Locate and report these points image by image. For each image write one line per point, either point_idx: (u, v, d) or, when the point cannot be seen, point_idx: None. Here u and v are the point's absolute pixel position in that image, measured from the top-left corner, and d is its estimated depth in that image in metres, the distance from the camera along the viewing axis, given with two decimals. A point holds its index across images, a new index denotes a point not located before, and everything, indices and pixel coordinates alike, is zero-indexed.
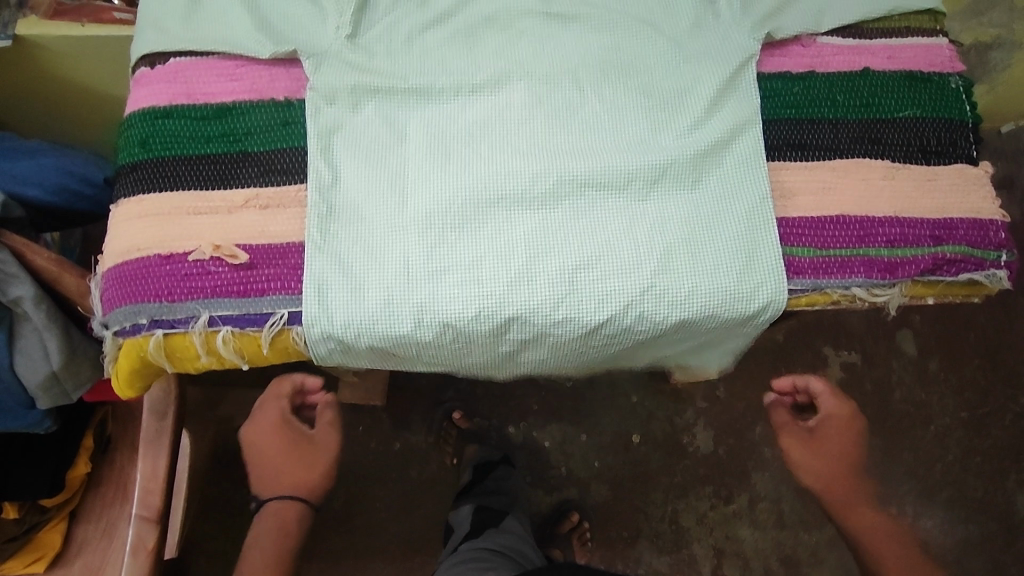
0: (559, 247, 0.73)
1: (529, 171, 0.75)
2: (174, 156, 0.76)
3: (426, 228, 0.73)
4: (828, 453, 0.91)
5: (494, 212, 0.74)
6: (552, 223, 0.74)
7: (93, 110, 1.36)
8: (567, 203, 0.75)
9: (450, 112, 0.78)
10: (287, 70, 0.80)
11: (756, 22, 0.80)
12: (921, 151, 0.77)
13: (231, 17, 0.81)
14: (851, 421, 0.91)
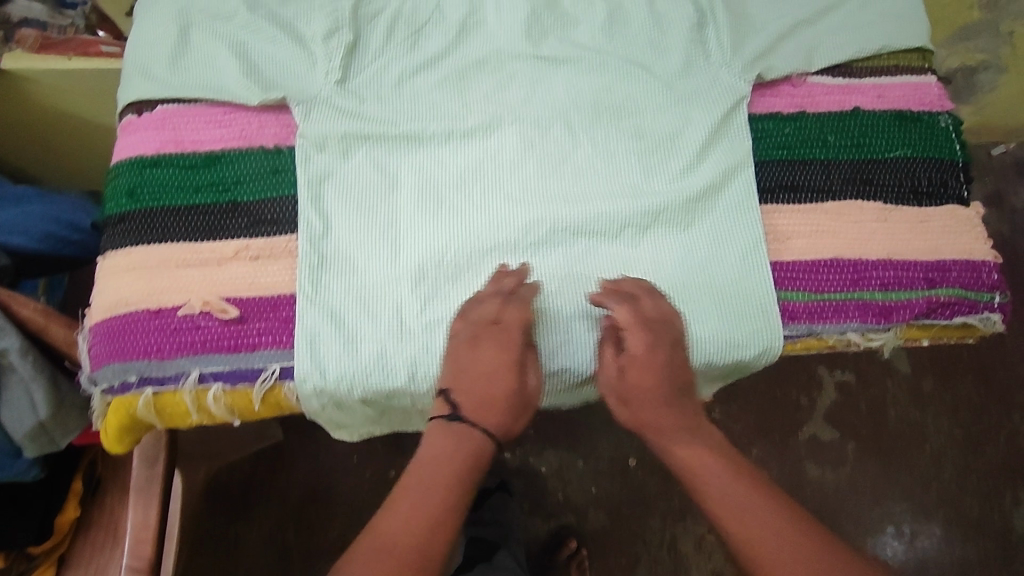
0: (553, 296, 0.73)
1: (521, 221, 0.75)
2: (164, 206, 0.75)
3: (418, 279, 0.73)
4: (644, 399, 0.66)
5: (487, 261, 0.74)
6: (545, 271, 0.74)
7: (84, 149, 1.36)
8: (560, 252, 0.75)
9: (441, 158, 0.78)
10: (277, 116, 0.79)
11: (746, 63, 0.81)
12: (913, 192, 0.77)
13: (220, 63, 0.80)
14: (648, 359, 0.66)
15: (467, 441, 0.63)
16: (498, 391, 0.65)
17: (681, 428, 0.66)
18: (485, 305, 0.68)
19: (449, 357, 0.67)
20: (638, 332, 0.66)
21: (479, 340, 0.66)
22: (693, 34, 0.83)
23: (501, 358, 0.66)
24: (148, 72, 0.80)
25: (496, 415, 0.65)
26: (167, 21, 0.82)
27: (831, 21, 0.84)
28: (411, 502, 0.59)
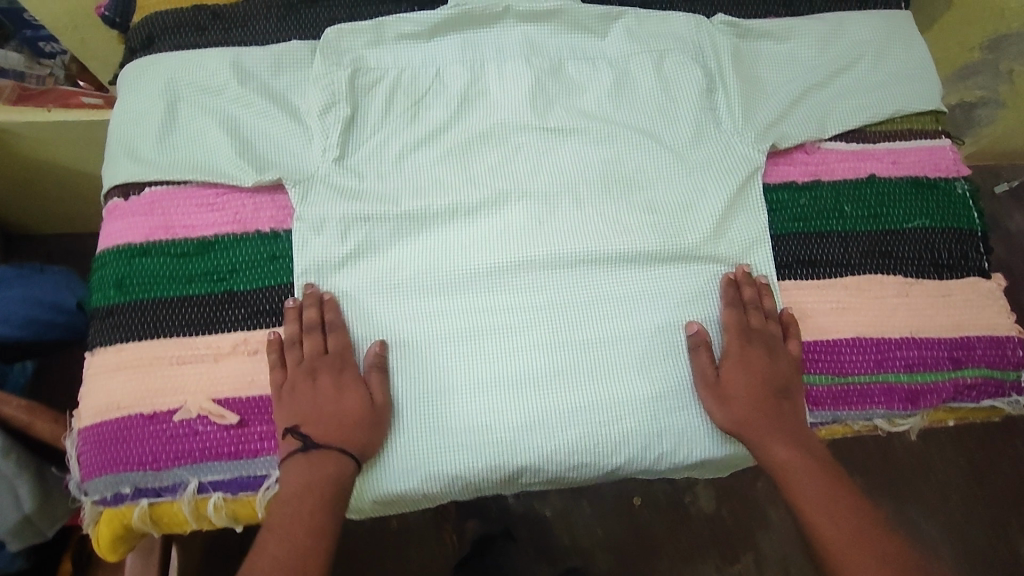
0: (572, 386, 0.70)
1: (533, 306, 0.73)
2: (155, 297, 0.71)
3: (430, 371, 0.70)
4: (742, 393, 0.67)
5: (500, 349, 0.71)
6: (561, 358, 0.71)
7: (77, 199, 1.29)
8: (576, 337, 0.72)
9: (446, 238, 0.75)
10: (273, 196, 0.76)
11: (758, 132, 0.79)
12: (933, 265, 0.75)
13: (211, 140, 0.76)
14: (747, 362, 0.69)
15: (324, 469, 0.63)
16: (348, 416, 0.66)
17: (778, 430, 0.67)
18: (305, 343, 0.68)
19: (286, 398, 0.66)
20: (742, 339, 0.70)
21: (316, 373, 0.67)
22: (702, 101, 0.81)
23: (343, 384, 0.67)
24: (136, 152, 0.76)
25: (350, 435, 0.65)
26: (155, 96, 0.78)
27: (843, 84, 0.82)
28: (274, 544, 0.59)
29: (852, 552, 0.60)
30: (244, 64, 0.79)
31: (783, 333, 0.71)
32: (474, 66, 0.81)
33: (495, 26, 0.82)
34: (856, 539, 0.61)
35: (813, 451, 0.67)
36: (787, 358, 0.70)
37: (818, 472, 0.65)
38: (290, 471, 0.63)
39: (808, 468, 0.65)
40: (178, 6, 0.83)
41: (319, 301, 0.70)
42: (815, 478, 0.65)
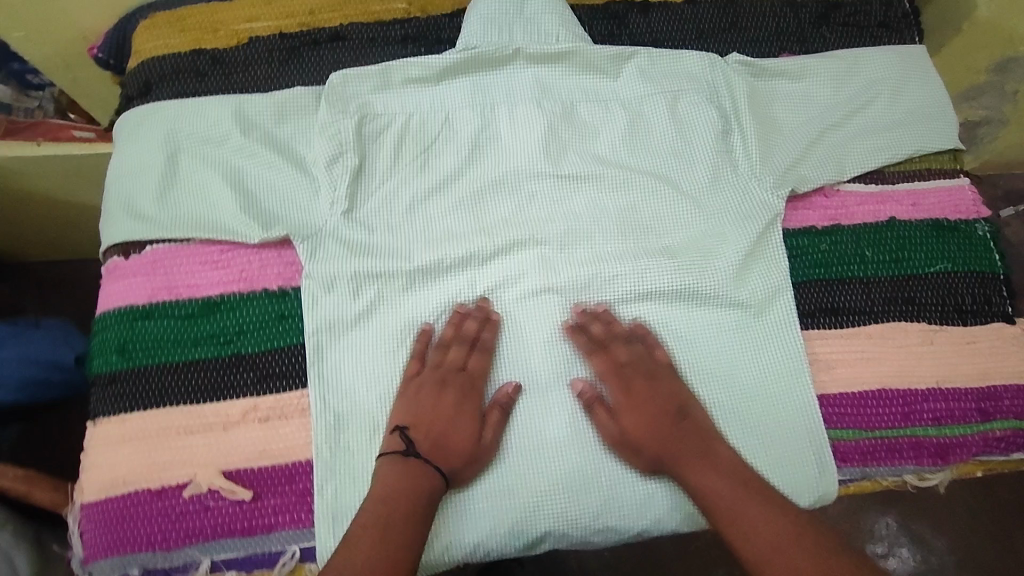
0: (593, 447, 0.68)
1: (551, 365, 0.71)
2: (159, 361, 0.68)
3: None
4: (648, 442, 0.67)
5: (513, 410, 0.69)
6: (581, 419, 0.69)
7: (65, 233, 1.24)
8: (594, 395, 0.70)
9: (458, 293, 0.73)
10: (280, 251, 0.73)
11: (774, 175, 0.77)
12: (957, 310, 0.74)
13: (215, 195, 0.74)
14: (635, 404, 0.68)
15: (423, 482, 0.63)
16: (460, 444, 0.66)
17: (693, 458, 0.65)
18: (449, 351, 0.70)
19: (411, 397, 0.67)
20: (619, 376, 0.69)
21: (444, 386, 0.68)
22: (718, 142, 0.79)
23: (463, 407, 0.68)
24: (136, 207, 0.73)
25: (456, 455, 0.65)
26: (155, 148, 0.75)
27: (859, 123, 0.81)
28: (371, 534, 0.59)
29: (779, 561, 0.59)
30: (248, 114, 0.77)
31: (643, 364, 0.70)
32: (483, 109, 0.79)
33: (505, 68, 0.80)
34: (783, 545, 0.60)
35: (726, 465, 0.65)
36: (665, 387, 0.69)
37: (734, 489, 0.63)
38: (387, 472, 0.63)
39: (731, 495, 0.63)
40: (176, 50, 0.80)
41: (481, 317, 0.71)
42: (748, 507, 0.62)
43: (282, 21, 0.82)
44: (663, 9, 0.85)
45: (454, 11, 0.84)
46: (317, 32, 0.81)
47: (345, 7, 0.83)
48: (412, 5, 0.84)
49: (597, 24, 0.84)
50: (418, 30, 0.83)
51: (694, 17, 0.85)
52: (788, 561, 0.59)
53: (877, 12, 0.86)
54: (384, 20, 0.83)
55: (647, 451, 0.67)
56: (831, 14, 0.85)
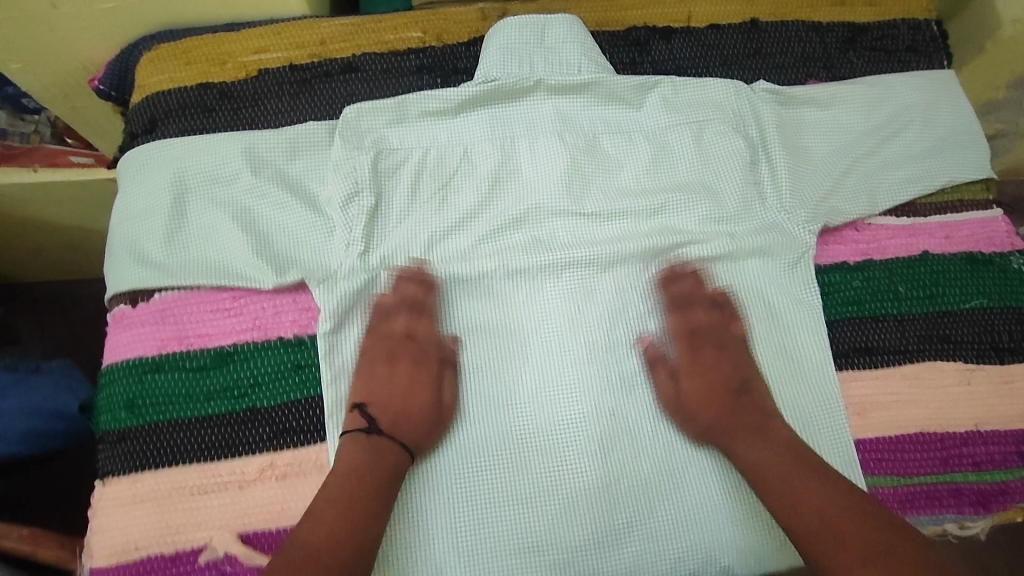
0: (625, 499, 0.66)
1: (578, 414, 0.68)
2: (170, 418, 0.65)
3: (473, 493, 0.66)
4: (700, 398, 0.68)
5: (540, 462, 0.67)
6: (612, 470, 0.67)
7: (66, 259, 1.20)
8: (624, 445, 0.68)
9: (488, 343, 0.71)
10: (296, 295, 0.70)
11: (803, 209, 0.75)
12: (994, 348, 0.72)
13: (227, 238, 0.71)
14: (701, 368, 0.69)
15: (381, 453, 0.63)
16: (417, 412, 0.66)
17: (744, 426, 0.65)
18: (397, 319, 0.70)
19: (366, 373, 0.68)
20: (688, 343, 0.71)
21: (394, 359, 0.69)
22: (746, 173, 0.77)
23: (416, 377, 0.68)
24: (145, 252, 0.71)
25: (413, 425, 0.66)
26: (162, 188, 0.72)
27: (889, 153, 0.79)
28: (336, 508, 0.58)
29: (831, 529, 0.57)
30: (258, 151, 0.74)
31: (727, 322, 0.72)
32: (501, 141, 0.77)
33: (527, 98, 0.78)
34: (834, 521, 0.58)
35: (781, 437, 0.64)
36: (738, 351, 0.70)
37: (792, 453, 0.63)
38: (350, 447, 0.63)
39: (782, 460, 0.62)
40: (182, 84, 0.77)
41: (416, 281, 0.71)
42: (798, 481, 0.61)
43: (293, 52, 0.79)
44: (686, 36, 0.83)
45: (471, 39, 0.81)
46: (328, 64, 0.79)
47: (359, 37, 0.80)
48: (427, 34, 0.81)
49: (620, 52, 0.82)
50: (433, 60, 0.80)
51: (718, 44, 0.83)
52: (834, 533, 0.57)
53: (904, 36, 0.84)
54: (399, 49, 0.80)
55: (693, 407, 0.68)
56: (858, 38, 0.83)
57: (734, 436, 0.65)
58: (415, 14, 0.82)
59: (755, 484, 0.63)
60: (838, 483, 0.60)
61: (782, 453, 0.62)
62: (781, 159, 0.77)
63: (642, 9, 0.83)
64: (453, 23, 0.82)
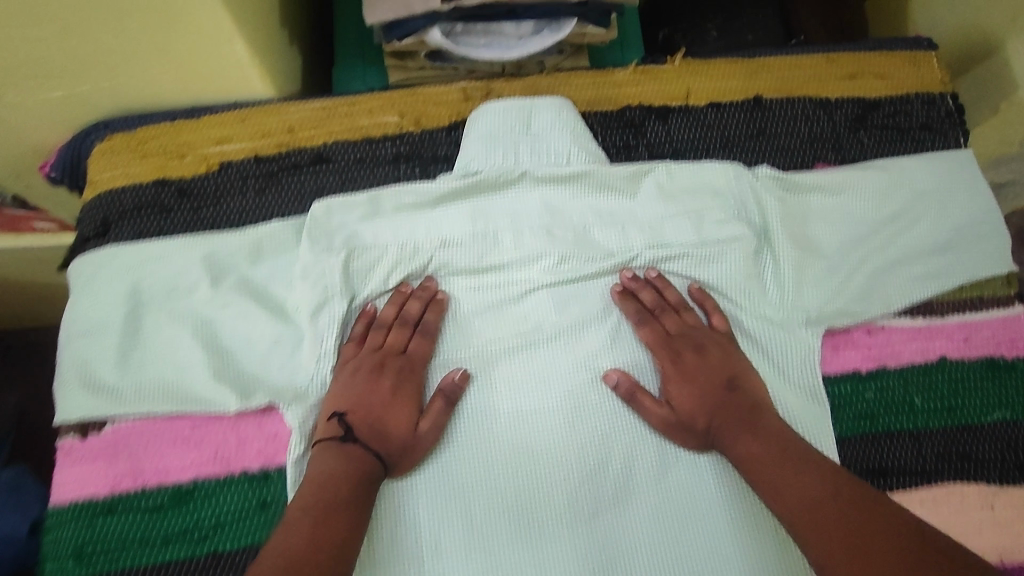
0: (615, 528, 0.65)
1: (568, 439, 0.67)
2: (123, 564, 0.61)
3: (480, 499, 0.65)
4: (694, 400, 0.66)
5: (534, 477, 0.66)
6: (602, 496, 0.66)
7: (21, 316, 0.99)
8: (610, 490, 0.66)
9: (499, 365, 0.69)
10: (262, 420, 0.66)
11: (808, 310, 0.70)
12: (1018, 467, 0.67)
13: (188, 356, 0.67)
14: (687, 377, 0.67)
15: (357, 464, 0.60)
16: (398, 433, 0.63)
17: (736, 425, 0.63)
18: (390, 333, 0.68)
19: (347, 382, 0.65)
20: (668, 351, 0.68)
21: (381, 370, 0.66)
22: (750, 265, 0.72)
23: (400, 392, 0.65)
24: (97, 376, 0.66)
25: (394, 442, 0.63)
26: (116, 301, 0.68)
27: (903, 247, 0.73)
28: (313, 518, 0.55)
29: (816, 499, 0.56)
30: (218, 258, 0.69)
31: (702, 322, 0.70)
32: (478, 239, 0.71)
33: (512, 188, 0.72)
34: (817, 504, 0.55)
35: (770, 432, 0.62)
36: (720, 349, 0.68)
37: (779, 441, 0.61)
38: (322, 457, 0.60)
39: (771, 453, 0.60)
40: (137, 180, 0.71)
41: (426, 298, 0.69)
42: (783, 465, 0.59)
43: (257, 141, 0.72)
44: (683, 115, 0.77)
45: (452, 122, 0.75)
46: (297, 154, 0.73)
47: (330, 123, 0.74)
48: (404, 118, 0.75)
49: (613, 135, 0.76)
50: (411, 146, 0.74)
51: (719, 124, 0.76)
52: (817, 517, 0.55)
53: (919, 112, 0.77)
54: (373, 135, 0.74)
55: (689, 411, 0.66)
56: (869, 115, 0.77)
57: (732, 428, 0.63)
58: (392, 94, 0.76)
59: (745, 475, 0.61)
60: (823, 466, 0.58)
61: (766, 444, 0.61)
62: (786, 258, 0.72)
63: (635, 87, 0.77)
64: (432, 105, 0.76)
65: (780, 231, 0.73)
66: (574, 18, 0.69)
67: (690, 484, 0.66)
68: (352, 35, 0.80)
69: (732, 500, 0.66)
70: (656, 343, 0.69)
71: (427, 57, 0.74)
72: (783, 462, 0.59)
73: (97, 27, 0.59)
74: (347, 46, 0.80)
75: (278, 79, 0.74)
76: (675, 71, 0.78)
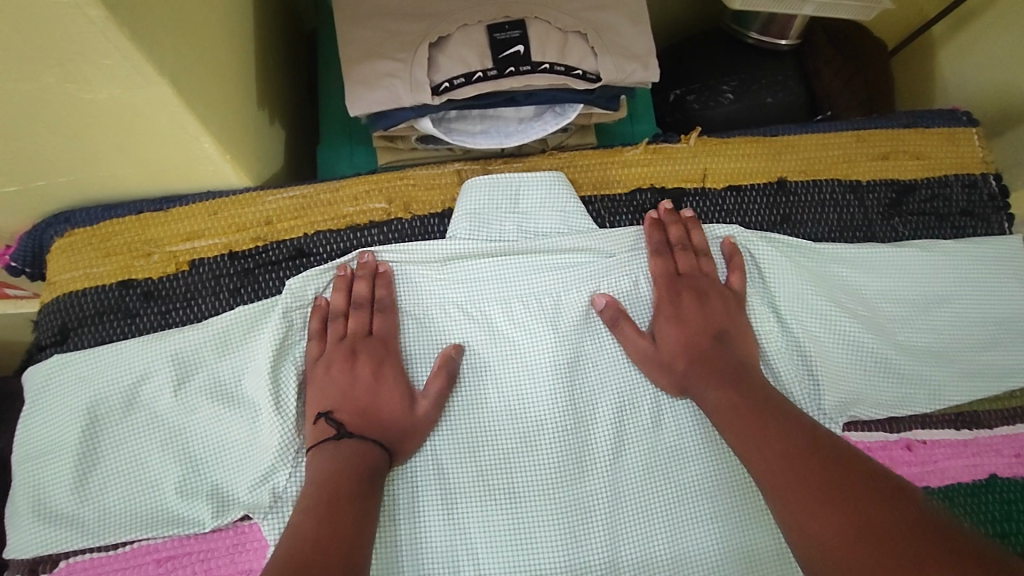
0: (616, 519, 0.62)
1: (558, 429, 0.63)
2: None
3: (473, 495, 0.61)
4: (674, 331, 0.63)
5: (526, 469, 0.62)
6: (599, 484, 0.62)
7: None
8: (607, 483, 0.62)
9: (488, 350, 0.65)
10: (234, 552, 0.60)
11: (842, 413, 0.64)
12: None
13: (153, 472, 0.61)
14: (680, 317, 0.63)
15: (357, 458, 0.56)
16: (392, 415, 0.59)
17: (716, 370, 0.60)
18: (350, 319, 0.63)
19: (323, 380, 0.60)
20: (670, 289, 0.65)
21: (355, 358, 0.61)
22: (777, 345, 0.65)
23: (384, 375, 0.61)
24: (51, 502, 0.60)
25: (391, 429, 0.59)
26: (70, 419, 0.61)
27: (943, 345, 0.67)
28: (317, 516, 0.50)
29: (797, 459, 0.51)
30: (184, 354, 0.62)
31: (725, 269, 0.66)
32: (457, 315, 0.66)
33: (498, 269, 0.66)
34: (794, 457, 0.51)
35: (747, 384, 0.59)
36: (720, 299, 0.64)
37: (757, 400, 0.57)
38: (320, 460, 0.56)
39: (747, 406, 0.56)
40: (100, 281, 0.65)
41: (370, 274, 0.65)
42: (763, 425, 0.54)
43: (231, 236, 0.66)
44: (699, 201, 0.70)
45: (445, 209, 0.69)
46: (274, 249, 0.66)
47: (311, 212, 0.67)
48: (392, 205, 0.68)
49: (624, 221, 0.69)
50: (400, 236, 0.68)
51: (740, 210, 0.70)
52: (796, 467, 0.50)
53: (959, 197, 0.72)
54: (358, 224, 0.68)
55: (668, 336, 0.63)
56: (904, 200, 0.71)
57: (714, 370, 0.60)
58: (378, 177, 0.69)
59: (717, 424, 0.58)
60: (804, 430, 0.53)
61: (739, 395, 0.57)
62: (823, 306, 0.66)
63: (647, 168, 0.71)
64: (423, 189, 0.69)
65: (804, 296, 0.66)
66: (578, 105, 0.64)
67: (694, 474, 0.63)
68: (341, 113, 0.74)
69: (735, 505, 0.62)
70: (662, 277, 0.65)
71: (418, 141, 0.69)
72: (761, 419, 0.55)
73: (46, 136, 0.52)
74: (333, 124, 0.74)
75: (257, 164, 0.68)
76: (691, 151, 0.71)
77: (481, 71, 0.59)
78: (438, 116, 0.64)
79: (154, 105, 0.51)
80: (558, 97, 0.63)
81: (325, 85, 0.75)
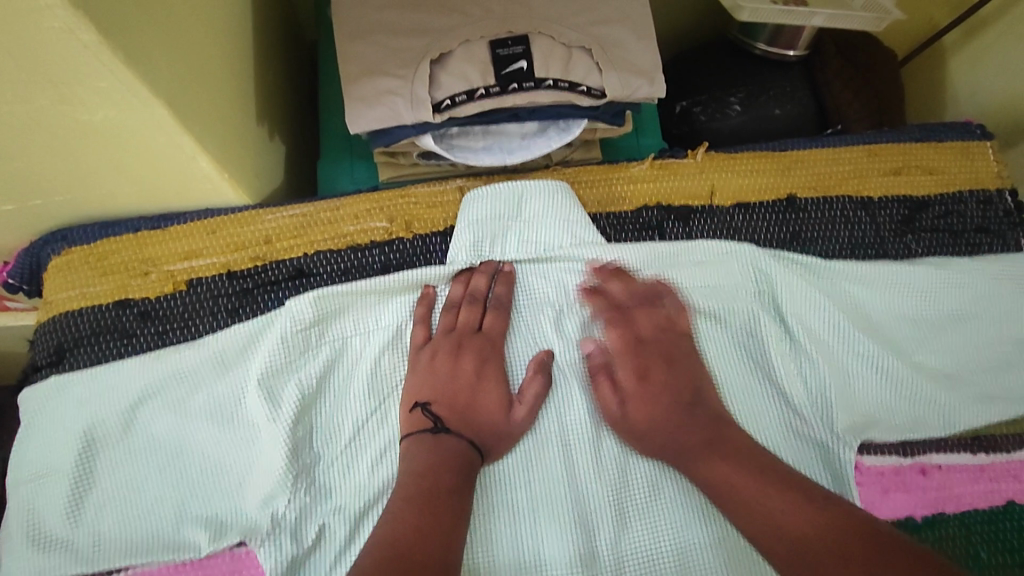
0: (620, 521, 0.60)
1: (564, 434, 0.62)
2: None
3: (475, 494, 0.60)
4: (658, 397, 0.62)
5: (532, 471, 0.61)
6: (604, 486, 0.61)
7: None
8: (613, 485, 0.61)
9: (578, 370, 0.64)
10: None
11: (856, 434, 0.62)
12: None
13: (149, 494, 0.60)
14: (648, 396, 0.62)
15: (451, 455, 0.57)
16: (487, 418, 0.60)
17: (695, 447, 0.59)
18: (461, 313, 0.64)
19: (426, 370, 0.61)
20: (635, 357, 0.63)
21: (460, 352, 0.62)
22: (783, 354, 0.64)
23: (484, 372, 0.62)
24: (45, 526, 0.59)
25: (488, 429, 0.60)
26: (66, 441, 0.60)
27: (958, 365, 0.65)
28: (414, 511, 0.52)
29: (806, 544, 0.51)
30: (183, 374, 0.61)
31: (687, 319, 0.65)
32: (530, 297, 0.66)
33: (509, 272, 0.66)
34: (807, 538, 0.51)
35: (734, 450, 0.58)
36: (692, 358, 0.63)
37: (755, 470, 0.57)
38: (414, 451, 0.57)
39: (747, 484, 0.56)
40: (96, 301, 0.64)
41: (492, 273, 0.65)
42: (770, 497, 0.55)
43: (230, 255, 0.65)
44: (706, 217, 0.68)
45: (445, 228, 0.67)
46: (274, 269, 0.65)
47: (310, 232, 0.66)
48: (393, 224, 0.67)
49: (630, 237, 0.68)
50: (402, 255, 0.66)
51: (748, 227, 0.68)
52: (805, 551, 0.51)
53: (974, 214, 0.70)
54: (358, 244, 0.66)
55: (653, 402, 0.61)
56: (917, 216, 0.69)
57: (694, 454, 0.59)
58: (379, 196, 0.68)
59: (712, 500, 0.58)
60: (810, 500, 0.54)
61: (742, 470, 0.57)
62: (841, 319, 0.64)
63: (652, 183, 0.69)
64: (424, 207, 0.68)
65: (820, 309, 0.64)
66: (582, 121, 0.63)
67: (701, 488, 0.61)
68: (341, 128, 0.72)
69: None
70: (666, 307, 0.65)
71: (419, 157, 0.67)
72: (762, 491, 0.55)
73: (41, 156, 0.51)
74: (333, 139, 0.72)
75: (256, 180, 0.67)
76: (698, 166, 0.70)
77: (483, 88, 0.58)
78: (439, 133, 0.63)
79: (150, 126, 0.50)
80: (562, 113, 0.61)
81: (325, 100, 0.74)
